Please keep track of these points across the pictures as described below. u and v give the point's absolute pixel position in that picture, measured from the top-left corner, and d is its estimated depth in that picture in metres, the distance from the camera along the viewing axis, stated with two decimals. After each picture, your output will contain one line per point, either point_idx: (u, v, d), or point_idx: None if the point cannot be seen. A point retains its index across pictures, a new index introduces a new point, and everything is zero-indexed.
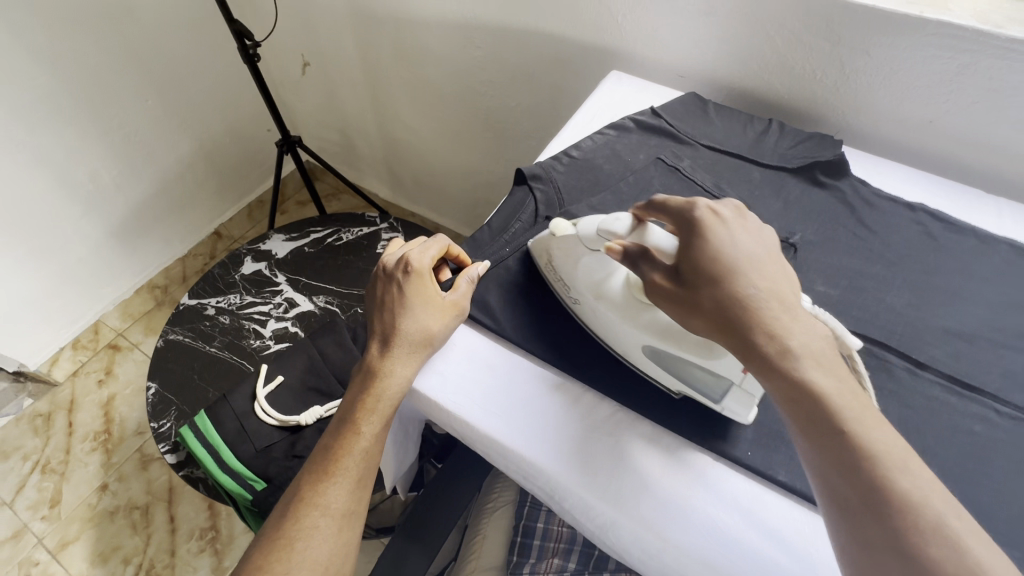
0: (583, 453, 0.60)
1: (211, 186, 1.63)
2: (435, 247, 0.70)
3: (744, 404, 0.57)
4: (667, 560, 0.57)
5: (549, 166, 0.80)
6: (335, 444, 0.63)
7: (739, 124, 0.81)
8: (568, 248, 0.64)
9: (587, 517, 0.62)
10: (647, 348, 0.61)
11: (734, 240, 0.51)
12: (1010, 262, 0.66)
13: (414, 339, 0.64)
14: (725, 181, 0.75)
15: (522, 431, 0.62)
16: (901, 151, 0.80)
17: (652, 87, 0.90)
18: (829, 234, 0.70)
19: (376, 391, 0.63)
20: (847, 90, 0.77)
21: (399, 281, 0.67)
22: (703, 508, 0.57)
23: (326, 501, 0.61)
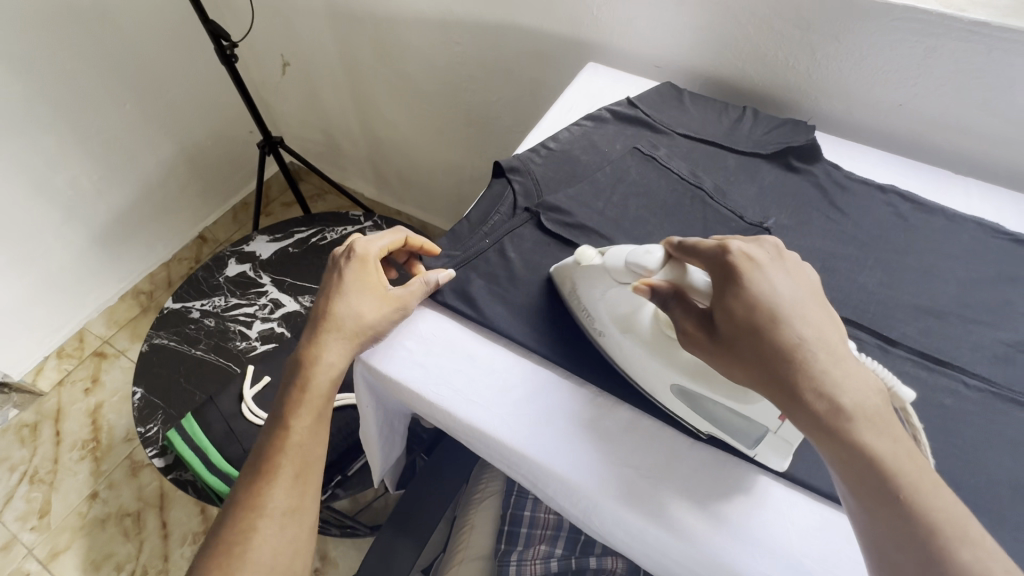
0: (565, 440, 0.54)
1: (194, 187, 1.62)
2: (384, 239, 0.64)
3: (781, 451, 0.50)
4: (659, 545, 0.51)
5: (527, 158, 0.72)
6: (272, 439, 0.56)
7: (714, 112, 0.78)
8: (593, 276, 0.56)
9: (569, 503, 0.56)
10: (676, 388, 0.53)
11: (776, 288, 0.43)
12: (980, 236, 0.64)
13: (347, 327, 0.57)
14: (701, 168, 0.72)
15: (506, 419, 0.56)
16: (873, 135, 0.80)
17: (630, 77, 0.87)
18: (803, 219, 0.67)
19: (309, 380, 0.56)
20: (814, 75, 0.78)
21: (338, 268, 0.61)
22: (682, 484, 0.52)
23: (260, 501, 0.53)
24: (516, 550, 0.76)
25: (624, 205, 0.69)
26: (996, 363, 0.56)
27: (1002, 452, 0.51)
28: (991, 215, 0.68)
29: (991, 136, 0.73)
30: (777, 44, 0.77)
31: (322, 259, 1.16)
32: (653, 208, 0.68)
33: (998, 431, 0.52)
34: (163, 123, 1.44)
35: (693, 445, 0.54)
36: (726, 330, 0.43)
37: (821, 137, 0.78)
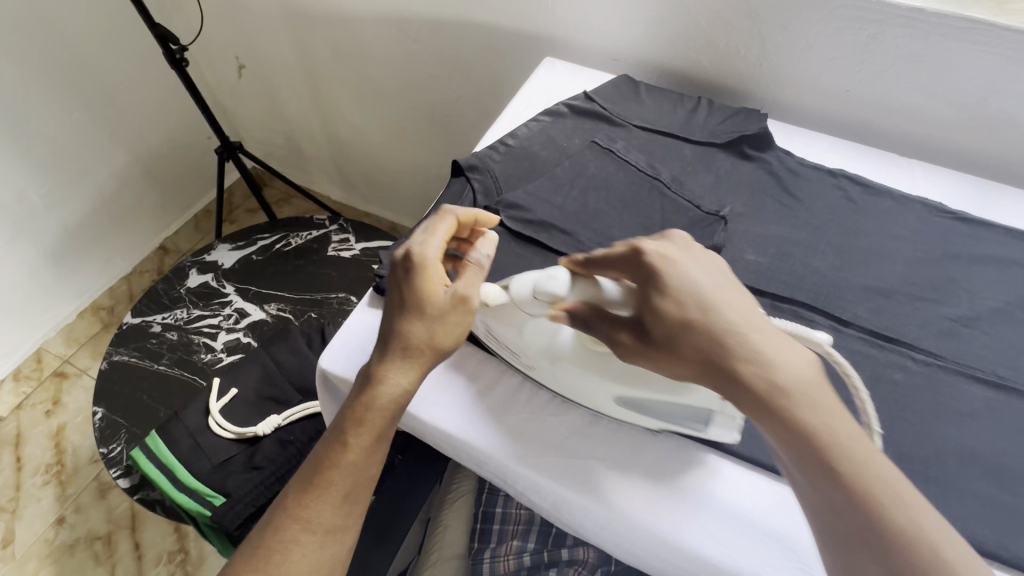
0: (529, 436, 0.55)
1: (151, 196, 1.57)
2: (444, 228, 0.54)
3: (729, 426, 0.51)
4: (631, 534, 0.52)
5: (485, 155, 0.72)
6: (320, 454, 0.50)
7: (669, 103, 0.79)
8: (505, 312, 0.54)
9: (545, 501, 0.56)
10: (619, 399, 0.52)
11: (696, 278, 0.45)
12: (925, 216, 0.67)
13: (403, 338, 0.50)
14: (658, 160, 0.73)
15: (467, 418, 0.56)
16: (824, 121, 0.82)
17: (587, 71, 0.87)
18: (758, 206, 0.69)
19: (365, 397, 0.50)
20: (765, 64, 0.79)
21: (399, 264, 0.53)
22: (649, 472, 0.53)
23: (303, 521, 0.49)
24: (489, 547, 0.78)
25: (583, 199, 0.69)
26: (943, 338, 0.58)
27: (949, 423, 0.53)
28: (934, 194, 0.70)
29: (932, 118, 0.75)
30: (728, 33, 0.79)
31: (287, 265, 1.14)
32: (612, 201, 0.69)
33: (946, 403, 0.54)
34: (112, 134, 1.39)
35: (656, 436, 0.55)
36: (659, 333, 0.45)
37: (774, 125, 0.79)
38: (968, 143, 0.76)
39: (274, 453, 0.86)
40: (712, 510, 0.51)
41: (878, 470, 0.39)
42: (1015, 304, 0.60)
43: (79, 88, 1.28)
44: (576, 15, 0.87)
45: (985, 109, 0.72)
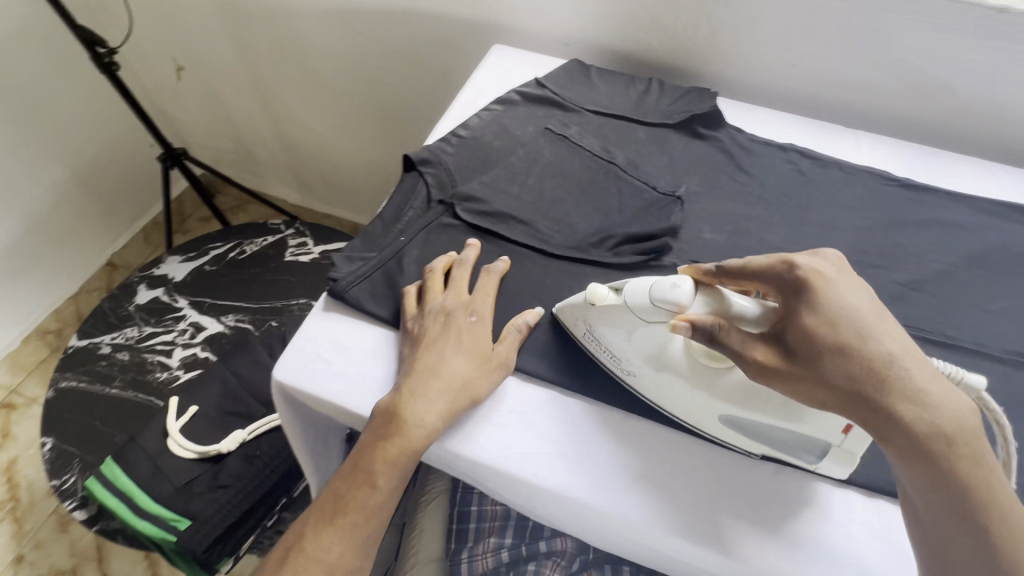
0: (674, 501, 0.51)
1: (92, 210, 1.48)
2: (490, 286, 0.60)
3: (845, 461, 0.49)
4: (593, 520, 0.53)
5: (438, 148, 0.70)
6: (348, 491, 0.51)
7: (621, 86, 0.79)
8: (611, 315, 0.53)
9: (514, 494, 0.56)
10: (721, 416, 0.51)
11: (850, 301, 0.43)
12: (871, 185, 0.68)
13: (453, 389, 0.52)
14: (612, 144, 0.72)
15: (606, 487, 0.51)
16: (772, 97, 0.83)
17: (537, 57, 0.86)
18: (713, 184, 0.69)
19: (400, 438, 0.50)
20: (712, 42, 0.80)
21: (448, 317, 0.56)
22: (608, 461, 0.53)
23: (325, 556, 0.50)
24: (466, 546, 0.78)
25: (539, 187, 0.68)
26: (894, 304, 0.59)
27: None
28: (879, 162, 0.72)
29: (875, 88, 0.77)
30: (674, 11, 0.78)
31: (243, 274, 1.10)
32: (569, 188, 0.68)
33: None
34: (43, 148, 1.31)
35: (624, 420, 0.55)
36: (798, 345, 0.43)
37: (725, 103, 0.80)
38: (908, 112, 0.78)
39: (241, 469, 0.82)
40: (670, 492, 0.51)
41: (1000, 493, 0.38)
42: (958, 265, 0.62)
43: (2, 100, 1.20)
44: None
45: (921, 77, 0.74)
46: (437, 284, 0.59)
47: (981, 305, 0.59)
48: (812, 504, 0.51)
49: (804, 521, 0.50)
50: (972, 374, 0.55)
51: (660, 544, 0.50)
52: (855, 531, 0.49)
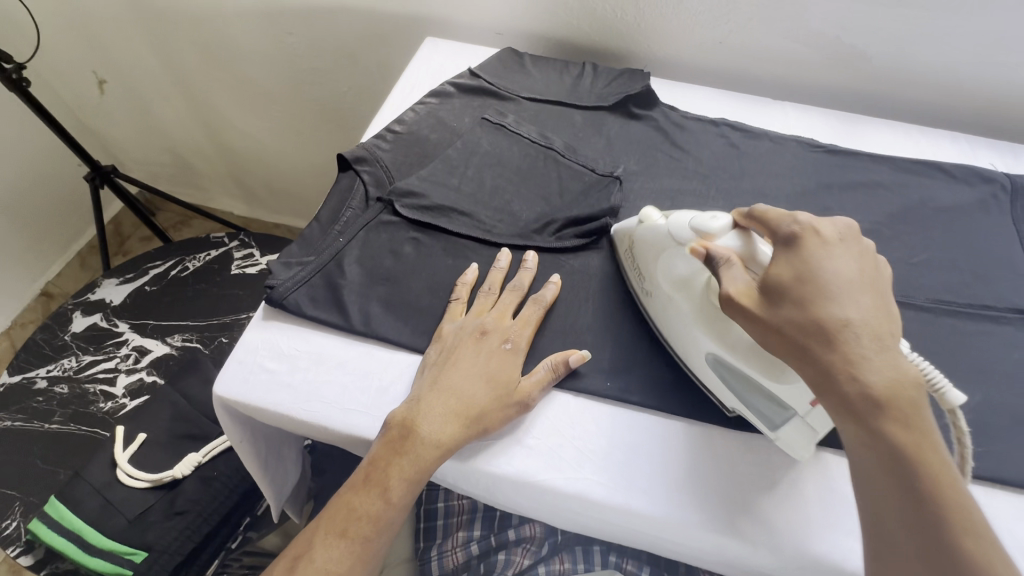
0: (674, 484, 0.52)
1: (14, 240, 1.39)
2: (534, 315, 0.59)
3: (806, 440, 0.50)
4: (545, 499, 0.54)
5: (373, 145, 0.70)
6: (360, 505, 0.51)
7: (554, 72, 0.80)
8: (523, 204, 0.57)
9: (472, 487, 0.57)
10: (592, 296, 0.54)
11: (832, 264, 0.45)
12: (799, 153, 0.71)
13: (471, 415, 0.52)
14: (549, 130, 0.73)
15: (603, 477, 0.52)
16: (705, 74, 0.85)
17: (472, 48, 0.86)
18: (650, 163, 0.71)
19: (414, 453, 0.51)
20: (640, 24, 0.81)
21: (483, 337, 0.57)
22: (552, 444, 0.54)
23: (328, 569, 0.49)
24: (436, 543, 0.80)
25: (479, 177, 0.68)
26: None
27: None
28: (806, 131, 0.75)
29: (798, 60, 0.80)
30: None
31: (188, 292, 1.07)
32: (506, 178, 0.68)
33: None
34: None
35: (578, 400, 0.57)
36: (768, 291, 0.46)
37: (657, 84, 0.82)
38: (829, 81, 0.82)
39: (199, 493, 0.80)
40: (608, 466, 0.53)
41: (939, 461, 0.39)
42: (883, 224, 0.66)
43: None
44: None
45: (840, 47, 0.77)
46: (484, 299, 0.60)
47: (904, 259, 0.63)
48: (745, 462, 0.53)
49: (763, 483, 0.52)
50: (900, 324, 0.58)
51: (607, 515, 0.53)
52: (801, 483, 0.52)
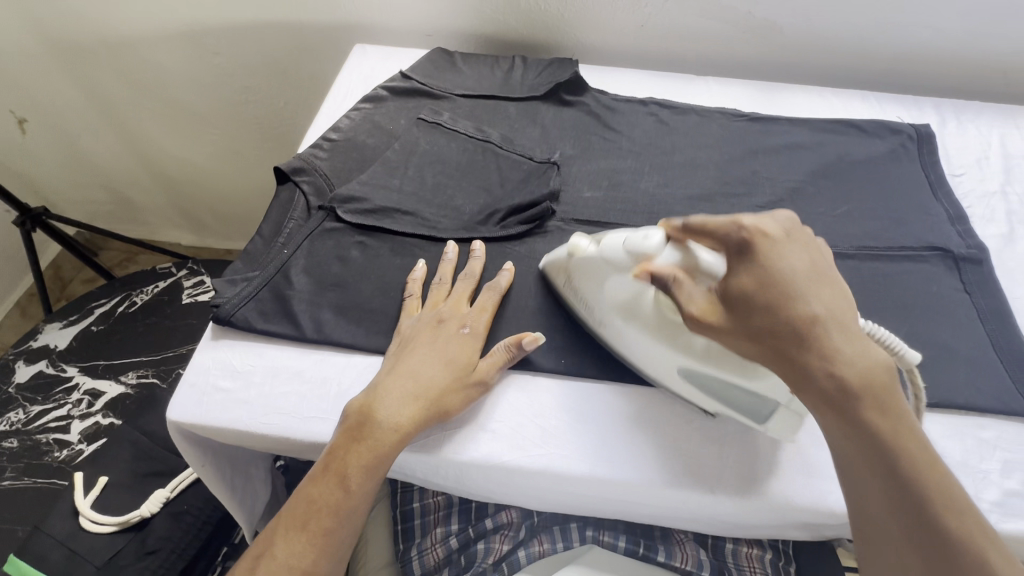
0: (798, 504, 0.53)
1: (186, 228, 1.62)
2: (817, 286, 0.46)
3: (789, 422, 0.53)
4: (513, 481, 0.56)
5: (516, 160, 0.75)
6: (320, 496, 0.51)
7: (680, 103, 0.84)
8: (589, 266, 0.57)
9: (578, 500, 0.59)
10: (681, 371, 0.54)
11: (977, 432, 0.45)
12: (916, 189, 0.74)
13: (429, 397, 0.54)
14: (679, 153, 0.78)
15: (730, 494, 0.53)
16: (829, 100, 0.86)
17: (603, 71, 0.91)
18: (780, 191, 0.73)
19: (547, 458, 0.54)
20: (763, 19, 0.89)
21: (853, 390, 0.43)
22: (620, 431, 0.56)
23: (290, 562, 0.50)
24: None
25: (614, 194, 0.73)
26: (949, 300, 0.64)
27: (967, 372, 0.59)
28: (901, 122, 0.82)
29: (861, 79, 0.95)
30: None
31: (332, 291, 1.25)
32: (628, 183, 0.74)
33: (960, 354, 0.60)
34: (166, 174, 1.44)
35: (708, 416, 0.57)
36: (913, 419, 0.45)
37: (765, 91, 0.87)
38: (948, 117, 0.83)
39: None
40: (714, 439, 0.56)
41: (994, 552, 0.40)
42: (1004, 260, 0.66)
43: (134, 130, 1.33)
44: (586, 5, 0.90)
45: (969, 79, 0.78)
46: (777, 321, 0.45)
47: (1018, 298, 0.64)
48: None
49: None
50: (1003, 341, 0.61)
51: (720, 493, 0.53)
52: None
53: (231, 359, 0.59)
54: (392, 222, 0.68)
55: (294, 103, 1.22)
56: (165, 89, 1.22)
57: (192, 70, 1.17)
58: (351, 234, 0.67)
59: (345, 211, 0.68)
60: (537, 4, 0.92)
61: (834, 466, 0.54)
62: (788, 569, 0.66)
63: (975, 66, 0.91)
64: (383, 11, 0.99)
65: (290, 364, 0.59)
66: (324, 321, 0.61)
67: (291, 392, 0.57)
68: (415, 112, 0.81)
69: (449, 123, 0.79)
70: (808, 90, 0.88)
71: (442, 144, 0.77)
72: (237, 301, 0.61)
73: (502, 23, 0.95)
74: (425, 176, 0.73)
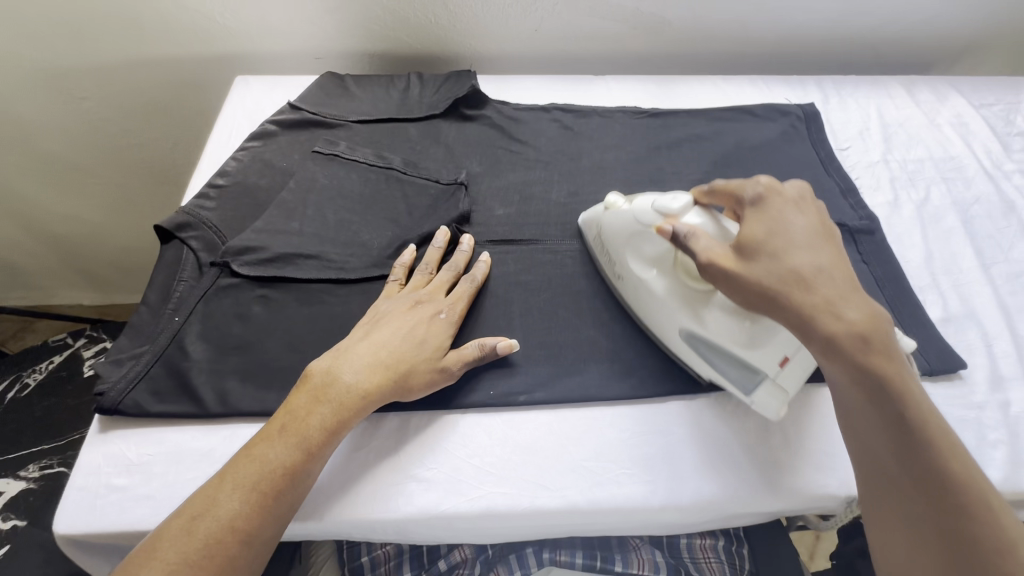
0: (731, 495, 0.54)
1: (87, 286, 1.46)
2: (819, 250, 0.51)
3: (776, 399, 0.55)
4: (457, 528, 0.54)
5: (423, 186, 0.72)
6: (274, 457, 0.48)
7: (581, 105, 0.84)
8: (617, 223, 0.61)
9: (529, 534, 0.57)
10: (683, 331, 0.57)
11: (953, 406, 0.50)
12: (810, 167, 0.77)
13: (395, 365, 0.54)
14: (586, 156, 0.77)
15: (668, 494, 0.53)
16: (721, 85, 0.89)
17: (502, 79, 0.90)
18: (687, 185, 0.74)
19: (486, 501, 0.53)
20: (650, 15, 0.90)
21: (859, 335, 0.47)
22: (555, 456, 0.55)
23: (231, 521, 0.45)
24: None
25: (526, 207, 0.72)
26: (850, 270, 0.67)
27: None
28: (789, 103, 0.85)
29: (750, 62, 0.99)
30: None
31: None
32: (539, 195, 0.73)
33: None
34: (50, 233, 1.29)
35: (639, 429, 0.57)
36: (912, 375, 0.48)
37: (662, 85, 0.89)
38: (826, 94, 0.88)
39: None
40: (645, 449, 0.56)
41: (998, 504, 0.43)
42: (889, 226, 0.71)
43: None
44: (477, 15, 0.88)
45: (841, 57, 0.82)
46: (778, 265, 0.50)
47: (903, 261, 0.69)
48: (774, 433, 0.57)
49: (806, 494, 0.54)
50: (899, 304, 0.65)
51: (662, 498, 0.53)
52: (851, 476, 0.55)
53: (126, 451, 0.53)
54: (294, 269, 0.63)
55: (181, 139, 1.12)
56: (27, 141, 1.08)
57: (56, 116, 1.05)
58: (250, 289, 0.62)
59: (240, 265, 0.63)
60: (425, 16, 0.88)
61: (755, 452, 0.56)
62: (741, 551, 0.67)
63: (847, 42, 0.97)
64: (264, 37, 0.93)
65: (195, 446, 0.54)
66: (229, 392, 0.56)
67: (199, 476, 0.52)
68: (309, 145, 0.77)
69: (346, 153, 0.75)
70: (702, 80, 0.90)
71: (341, 177, 0.72)
72: (123, 385, 0.55)
73: (393, 39, 0.92)
74: (326, 213, 0.69)
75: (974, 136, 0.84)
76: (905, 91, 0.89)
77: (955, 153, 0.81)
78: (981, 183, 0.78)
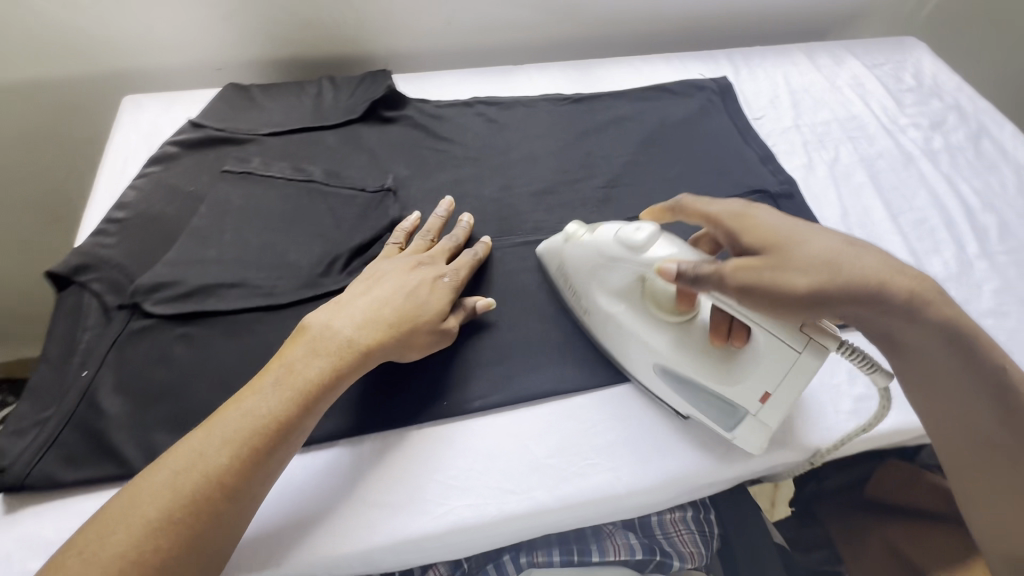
0: (689, 472, 0.55)
1: None
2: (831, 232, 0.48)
3: (758, 435, 0.53)
4: (427, 550, 0.52)
5: (348, 197, 0.68)
6: (267, 408, 0.46)
7: (504, 97, 0.83)
8: (583, 255, 0.57)
9: (500, 541, 0.56)
10: (660, 367, 0.55)
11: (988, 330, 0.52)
12: (729, 139, 0.80)
13: (394, 321, 0.52)
14: (515, 147, 0.76)
15: (631, 479, 0.54)
16: (638, 65, 0.90)
17: (419, 76, 0.87)
18: (617, 167, 0.75)
19: (454, 519, 0.51)
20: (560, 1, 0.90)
21: (925, 293, 0.46)
22: (518, 460, 0.54)
23: (216, 475, 0.43)
24: None
25: (460, 206, 0.70)
26: None
27: None
28: (703, 78, 0.88)
29: (663, 41, 1.01)
30: None
31: None
32: (471, 192, 0.71)
33: None
34: None
35: (598, 420, 0.57)
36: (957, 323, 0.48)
37: (582, 69, 0.89)
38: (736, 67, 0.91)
39: None
40: (604, 438, 0.56)
41: None
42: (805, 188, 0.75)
43: None
44: (384, 12, 0.85)
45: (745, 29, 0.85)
46: (812, 263, 0.45)
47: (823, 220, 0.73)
48: None
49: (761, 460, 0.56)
50: None
51: (626, 483, 0.54)
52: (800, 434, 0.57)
53: (41, 530, 0.48)
54: (217, 301, 0.59)
55: (72, 170, 1.01)
56: None
57: None
58: (169, 329, 0.57)
59: (154, 304, 0.57)
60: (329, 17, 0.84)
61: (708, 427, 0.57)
62: (708, 518, 0.69)
63: (750, 15, 1.01)
64: (152, 52, 0.85)
65: None
66: (156, 445, 0.51)
67: None
68: (217, 165, 0.71)
69: (260, 169, 0.70)
70: (619, 62, 0.91)
71: (258, 195, 0.67)
72: (29, 457, 0.49)
73: (297, 43, 0.87)
74: (246, 237, 0.64)
75: (871, 95, 0.89)
76: (806, 58, 0.94)
77: (856, 112, 0.87)
78: (881, 138, 0.83)
